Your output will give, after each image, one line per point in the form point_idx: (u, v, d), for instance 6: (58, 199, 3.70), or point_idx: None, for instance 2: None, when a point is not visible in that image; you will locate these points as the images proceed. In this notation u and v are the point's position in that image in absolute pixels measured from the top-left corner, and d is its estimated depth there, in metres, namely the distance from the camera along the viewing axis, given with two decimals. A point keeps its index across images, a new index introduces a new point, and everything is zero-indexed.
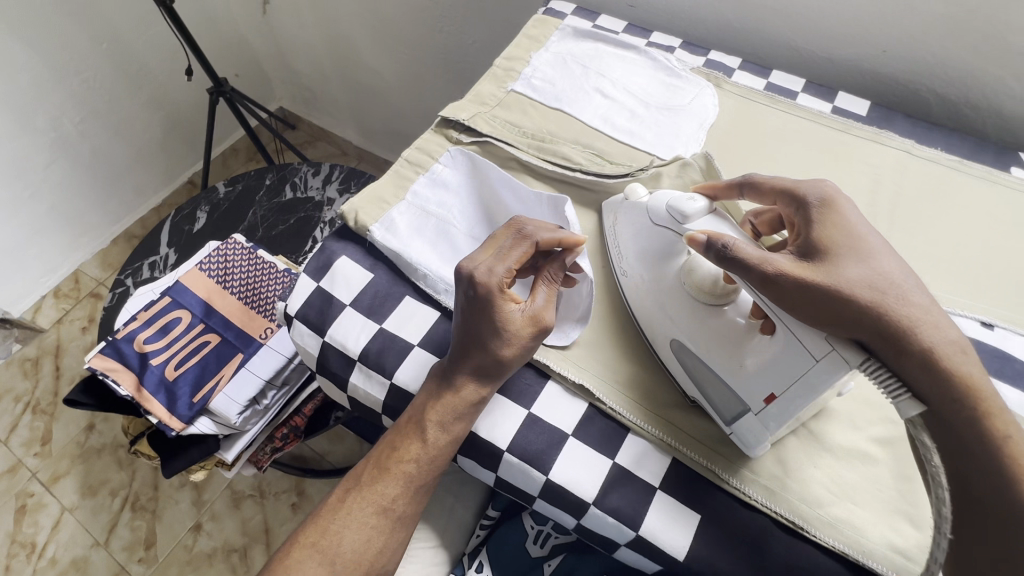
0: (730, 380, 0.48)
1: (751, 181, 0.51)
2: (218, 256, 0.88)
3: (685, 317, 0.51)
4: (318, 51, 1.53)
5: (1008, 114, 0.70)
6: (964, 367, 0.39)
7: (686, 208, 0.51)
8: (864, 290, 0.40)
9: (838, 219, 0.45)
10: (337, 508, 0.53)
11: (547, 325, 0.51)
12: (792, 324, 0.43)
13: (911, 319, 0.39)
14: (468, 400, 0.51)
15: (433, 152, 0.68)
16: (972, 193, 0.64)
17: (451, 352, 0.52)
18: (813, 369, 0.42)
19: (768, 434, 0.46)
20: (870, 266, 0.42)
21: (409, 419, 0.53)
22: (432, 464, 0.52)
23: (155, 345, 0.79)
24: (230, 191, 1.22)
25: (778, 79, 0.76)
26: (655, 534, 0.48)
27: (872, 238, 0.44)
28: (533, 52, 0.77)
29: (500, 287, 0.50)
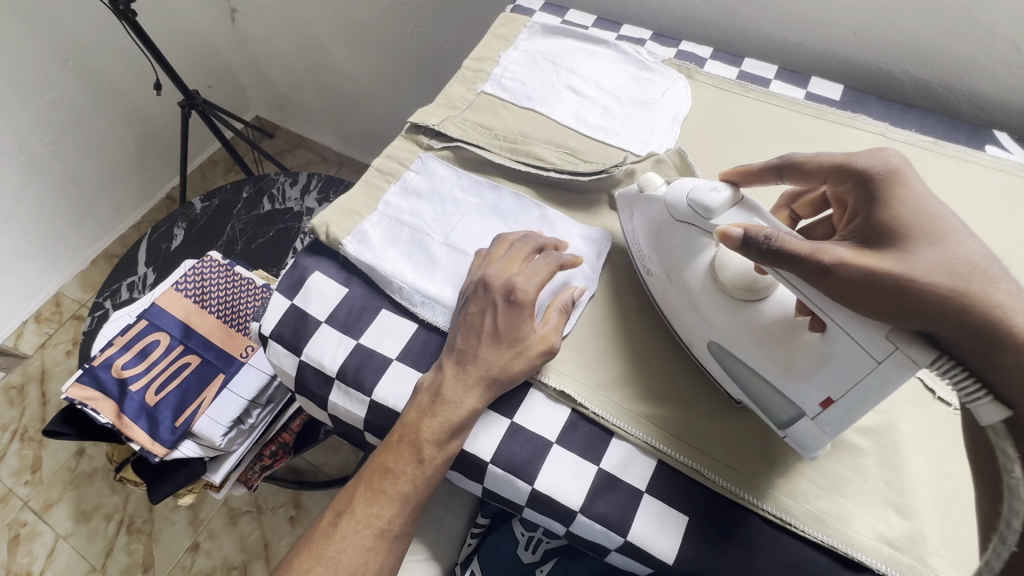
0: (783, 385, 0.45)
1: (795, 163, 0.51)
2: (194, 275, 0.86)
3: (725, 316, 0.49)
4: (290, 58, 1.50)
5: (980, 91, 0.69)
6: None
7: (710, 200, 0.49)
8: (938, 276, 0.38)
9: (903, 201, 0.43)
10: (331, 532, 0.52)
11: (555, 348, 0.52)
12: (847, 323, 0.41)
13: (1002, 305, 0.36)
14: (465, 411, 0.50)
15: (404, 160, 0.67)
16: (948, 173, 0.64)
17: (459, 359, 0.52)
18: (874, 372, 0.40)
19: (828, 438, 0.45)
20: (945, 250, 0.39)
21: (401, 439, 0.51)
22: (428, 482, 0.51)
23: (134, 370, 0.78)
24: (207, 205, 1.21)
25: (751, 67, 0.75)
26: (643, 538, 0.48)
27: (944, 215, 0.41)
28: (502, 51, 0.76)
29: (531, 299, 0.52)
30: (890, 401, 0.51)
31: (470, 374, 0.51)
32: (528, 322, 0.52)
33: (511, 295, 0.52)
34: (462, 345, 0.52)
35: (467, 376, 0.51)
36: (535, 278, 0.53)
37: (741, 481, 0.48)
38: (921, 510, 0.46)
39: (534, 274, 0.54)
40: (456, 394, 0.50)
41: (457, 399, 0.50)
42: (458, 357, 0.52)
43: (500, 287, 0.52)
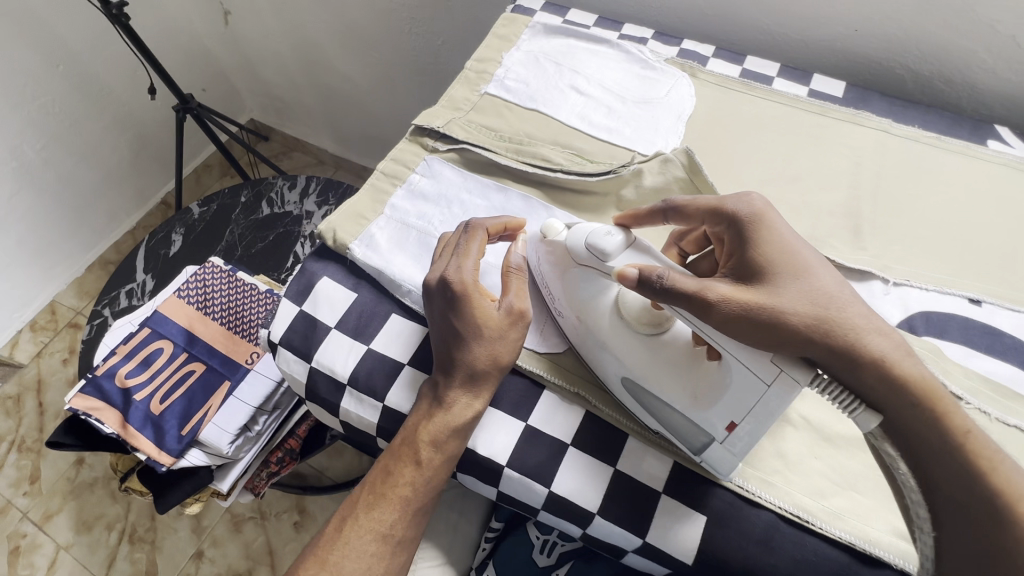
0: (690, 412, 0.46)
1: (676, 205, 0.50)
2: (196, 281, 0.85)
3: (633, 353, 0.49)
4: (285, 59, 1.49)
5: (982, 85, 0.70)
6: (908, 371, 0.38)
7: (605, 244, 0.49)
8: (801, 306, 0.40)
9: (768, 237, 0.44)
10: (334, 538, 0.50)
11: (529, 313, 0.52)
12: (737, 350, 0.42)
13: (856, 330, 0.39)
14: (469, 412, 0.50)
15: (409, 163, 0.66)
16: (953, 168, 0.64)
17: (439, 368, 0.51)
18: (765, 396, 0.41)
19: (738, 460, 0.45)
20: (807, 284, 0.42)
21: (402, 442, 0.50)
22: (429, 485, 0.50)
23: (138, 379, 0.77)
24: (205, 210, 1.19)
25: (753, 65, 0.75)
26: (661, 538, 0.48)
27: (803, 251, 0.44)
28: (504, 52, 0.76)
29: (473, 281, 0.50)
30: None
31: (452, 378, 0.50)
32: (487, 305, 0.51)
33: (455, 292, 0.50)
34: (442, 356, 0.51)
35: (457, 382, 0.50)
36: (472, 265, 0.51)
37: (757, 479, 0.48)
38: None
39: (466, 255, 0.52)
40: (449, 399, 0.50)
41: (451, 405, 0.49)
42: (441, 366, 0.51)
43: (441, 291, 0.50)
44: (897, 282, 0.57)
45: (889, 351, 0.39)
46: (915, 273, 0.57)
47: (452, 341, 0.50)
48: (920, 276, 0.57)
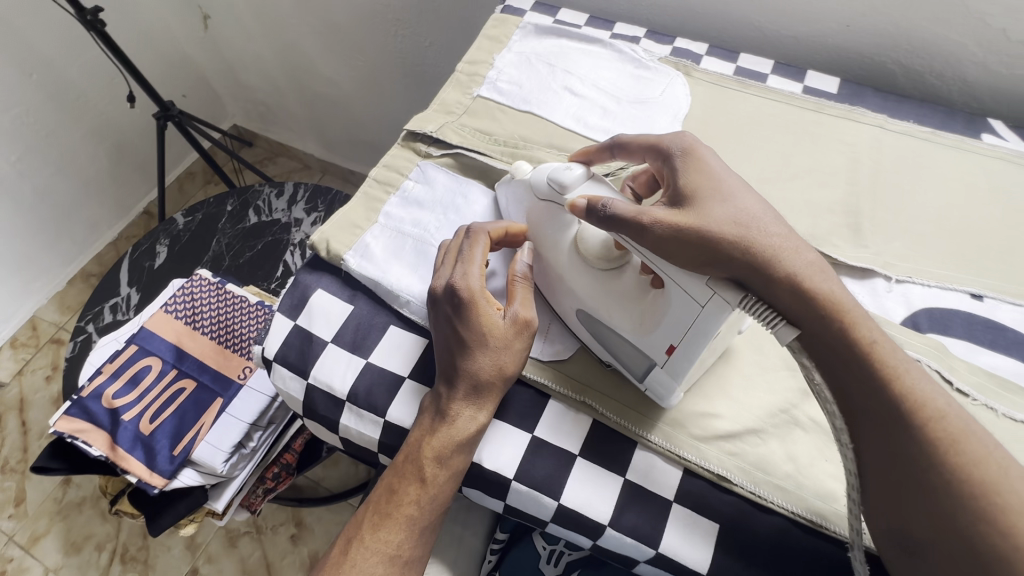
0: (635, 338, 0.48)
1: (619, 140, 0.53)
2: (183, 295, 0.83)
3: (583, 283, 0.51)
4: (268, 64, 1.46)
5: (973, 79, 0.70)
6: (825, 287, 0.39)
7: (565, 177, 0.50)
8: (723, 220, 0.41)
9: (699, 164, 0.45)
10: (340, 561, 0.48)
11: (534, 323, 0.50)
12: (672, 272, 0.43)
13: (775, 248, 0.40)
14: (473, 427, 0.48)
15: (402, 169, 0.65)
16: (949, 162, 0.64)
17: (440, 377, 0.50)
18: (700, 316, 0.43)
19: (677, 384, 0.47)
20: (733, 205, 0.42)
21: (405, 459, 0.49)
22: (435, 502, 0.49)
23: (126, 399, 0.74)
24: (189, 220, 1.16)
25: (746, 62, 0.75)
26: (674, 548, 0.47)
27: (731, 178, 0.44)
28: (494, 53, 0.74)
29: (480, 290, 0.49)
30: None
31: (453, 386, 0.49)
32: (491, 313, 0.49)
33: (460, 299, 0.49)
34: (444, 364, 0.50)
35: (459, 393, 0.48)
36: (477, 272, 0.50)
37: (769, 484, 0.47)
38: None
39: (472, 262, 0.51)
40: (452, 411, 0.48)
41: (453, 417, 0.48)
42: (443, 373, 0.50)
43: (445, 296, 0.50)
44: (899, 279, 0.57)
45: (805, 269, 0.39)
46: (915, 269, 0.57)
47: (454, 348, 0.49)
48: (922, 273, 0.57)
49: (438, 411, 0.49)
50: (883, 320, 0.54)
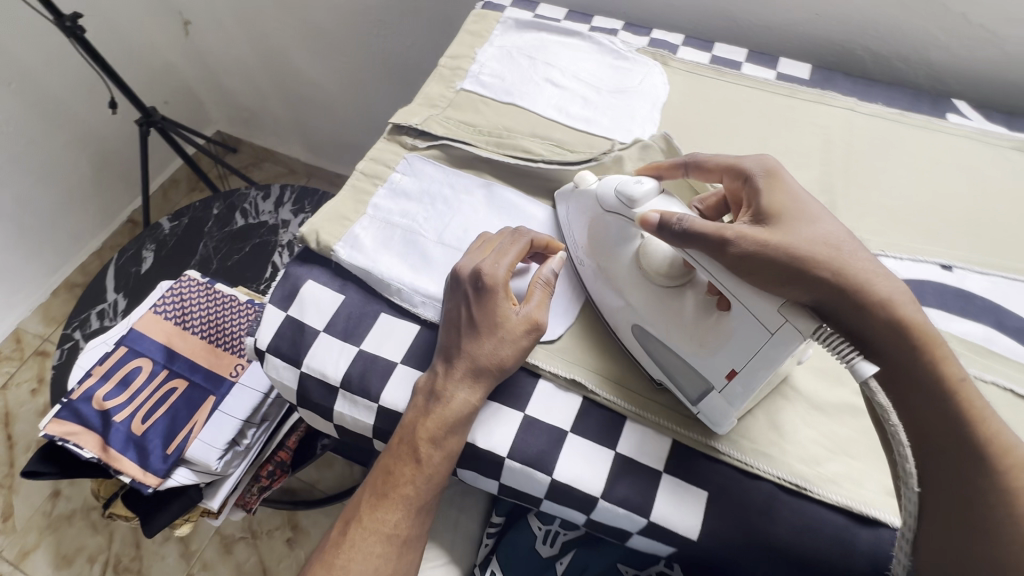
0: (695, 360, 0.48)
1: (697, 160, 0.54)
2: (173, 296, 0.83)
3: (644, 300, 0.51)
4: (251, 69, 1.46)
5: (937, 62, 0.73)
6: (909, 315, 0.42)
7: (634, 190, 0.51)
8: (808, 243, 0.43)
9: (780, 192, 0.48)
10: (340, 542, 0.50)
11: (543, 326, 0.52)
12: (744, 298, 0.44)
13: (866, 272, 0.43)
14: (467, 411, 0.49)
15: (389, 162, 0.66)
16: (918, 142, 0.67)
17: (442, 358, 0.51)
18: (767, 344, 0.43)
19: (734, 411, 0.47)
20: (819, 228, 0.45)
21: (400, 441, 0.50)
22: (430, 484, 0.50)
23: (117, 400, 0.74)
24: (175, 225, 1.16)
25: (721, 52, 0.77)
26: (665, 517, 0.48)
27: (814, 205, 0.47)
28: (476, 48, 0.76)
29: (502, 282, 0.51)
30: None
31: (455, 367, 0.50)
32: (507, 306, 0.51)
33: (481, 284, 0.51)
34: (450, 346, 0.51)
35: (457, 374, 0.50)
36: (505, 264, 0.52)
37: (754, 451, 0.49)
38: None
39: (503, 256, 0.53)
40: (449, 392, 0.49)
41: (450, 398, 0.49)
42: (448, 353, 0.51)
43: (468, 278, 0.52)
44: (873, 253, 0.59)
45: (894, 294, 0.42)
46: (886, 243, 0.60)
47: (463, 330, 0.51)
48: (893, 246, 0.59)
49: (435, 389, 0.50)
50: None
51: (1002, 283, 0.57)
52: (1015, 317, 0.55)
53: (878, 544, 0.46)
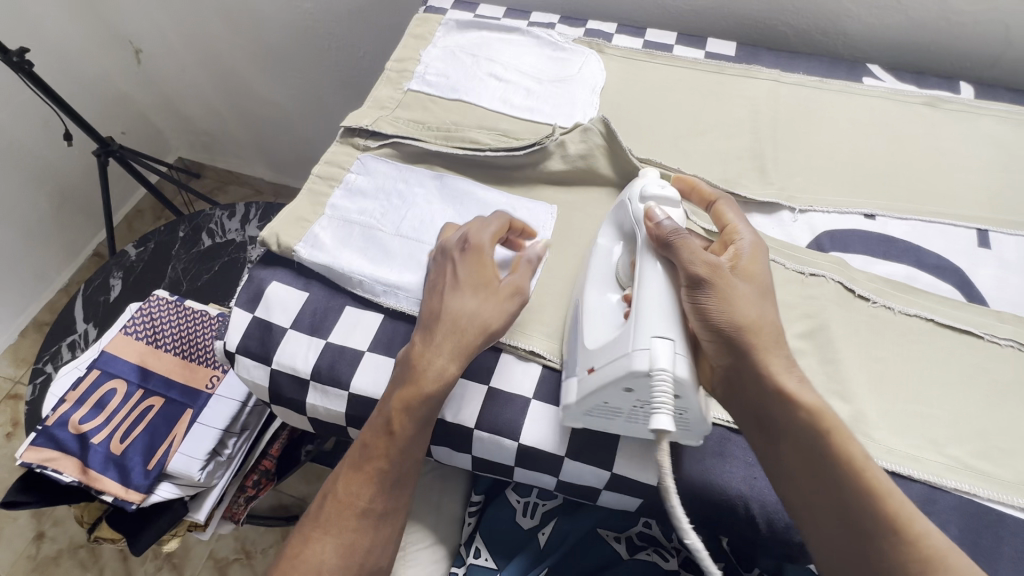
0: (580, 348, 0.49)
1: (723, 204, 0.52)
2: (143, 316, 0.83)
3: (591, 288, 0.52)
4: (207, 94, 1.47)
5: (851, 32, 0.79)
6: (814, 401, 0.44)
7: (650, 189, 0.51)
8: (750, 314, 0.45)
9: (760, 265, 0.48)
10: (318, 515, 0.52)
11: (526, 295, 0.53)
12: (641, 320, 0.44)
13: (780, 361, 0.45)
14: (450, 372, 0.50)
15: (343, 163, 0.68)
16: (838, 105, 0.72)
17: (423, 321, 0.52)
18: (626, 359, 0.44)
19: (575, 402, 0.48)
20: (759, 309, 0.46)
21: (377, 415, 0.51)
22: (404, 458, 0.51)
23: (93, 423, 0.75)
24: (142, 251, 1.16)
25: (653, 36, 0.81)
26: (626, 467, 0.51)
27: (765, 288, 0.48)
28: (421, 50, 0.79)
29: (489, 249, 0.54)
30: (819, 305, 0.56)
31: (438, 329, 0.51)
32: (492, 273, 0.53)
33: (468, 250, 0.53)
34: (433, 307, 0.52)
35: (439, 335, 0.51)
36: (492, 233, 0.54)
37: None
38: (859, 392, 0.52)
39: (490, 227, 0.55)
40: (429, 354, 0.50)
41: (430, 359, 0.50)
42: (431, 314, 0.52)
43: (455, 242, 0.55)
44: (801, 209, 0.63)
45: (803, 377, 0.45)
46: (814, 198, 0.64)
47: (447, 291, 0.52)
48: (820, 201, 0.64)
49: (415, 353, 0.51)
50: (790, 245, 0.60)
51: (919, 226, 0.62)
52: (932, 255, 0.60)
53: None
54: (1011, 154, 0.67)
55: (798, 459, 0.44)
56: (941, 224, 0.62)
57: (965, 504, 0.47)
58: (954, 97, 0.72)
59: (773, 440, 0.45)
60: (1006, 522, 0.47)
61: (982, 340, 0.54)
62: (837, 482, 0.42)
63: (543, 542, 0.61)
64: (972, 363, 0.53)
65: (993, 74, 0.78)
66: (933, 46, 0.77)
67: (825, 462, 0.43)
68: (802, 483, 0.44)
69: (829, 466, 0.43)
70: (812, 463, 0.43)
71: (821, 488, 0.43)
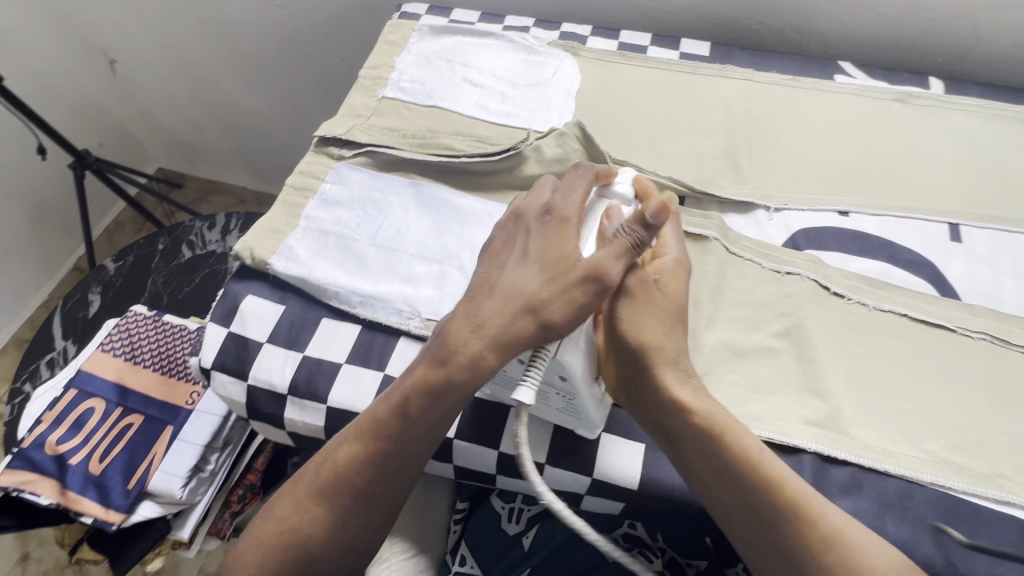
0: None
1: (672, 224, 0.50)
2: (120, 332, 0.82)
3: None
4: (185, 103, 1.45)
5: (823, 30, 0.79)
6: (714, 412, 0.46)
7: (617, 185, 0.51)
8: (652, 333, 0.46)
9: (678, 286, 0.48)
10: (311, 481, 0.47)
11: (609, 279, 0.43)
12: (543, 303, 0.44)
13: (678, 373, 0.47)
14: (488, 360, 0.42)
15: (318, 173, 0.68)
16: (812, 103, 0.72)
17: (469, 294, 0.45)
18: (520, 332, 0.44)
19: None
20: (663, 329, 0.47)
21: (395, 389, 0.45)
22: (417, 442, 0.45)
23: (71, 443, 0.74)
24: (121, 265, 1.15)
25: (628, 38, 0.82)
26: (607, 471, 0.51)
27: (679, 309, 0.48)
28: (395, 56, 0.78)
29: (566, 220, 0.46)
30: (795, 303, 0.57)
31: (489, 304, 0.43)
32: (572, 246, 0.45)
33: (548, 215, 0.46)
34: (488, 282, 0.45)
35: (485, 314, 0.43)
36: (577, 196, 0.47)
37: None
38: (835, 389, 0.52)
39: (571, 193, 0.47)
40: (466, 332, 0.43)
41: (469, 341, 0.43)
42: (482, 285, 0.45)
43: (535, 208, 0.47)
44: (776, 207, 0.64)
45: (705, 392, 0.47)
46: (789, 196, 0.64)
47: (512, 260, 0.45)
48: (794, 199, 0.64)
49: (452, 326, 0.44)
50: (766, 244, 0.61)
51: (892, 222, 0.63)
52: (906, 251, 0.61)
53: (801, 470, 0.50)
54: (982, 148, 0.68)
55: (703, 467, 0.45)
56: (913, 220, 0.63)
57: (941, 498, 0.48)
58: (925, 93, 0.72)
59: (676, 447, 0.47)
60: (983, 515, 0.47)
61: (955, 334, 0.55)
62: (741, 482, 0.44)
63: (528, 545, 0.61)
64: (945, 357, 0.54)
65: (963, 68, 0.79)
66: (904, 42, 0.77)
67: (730, 471, 0.44)
68: (712, 486, 0.45)
69: (731, 470, 0.44)
70: (716, 466, 0.45)
71: (728, 489, 0.44)
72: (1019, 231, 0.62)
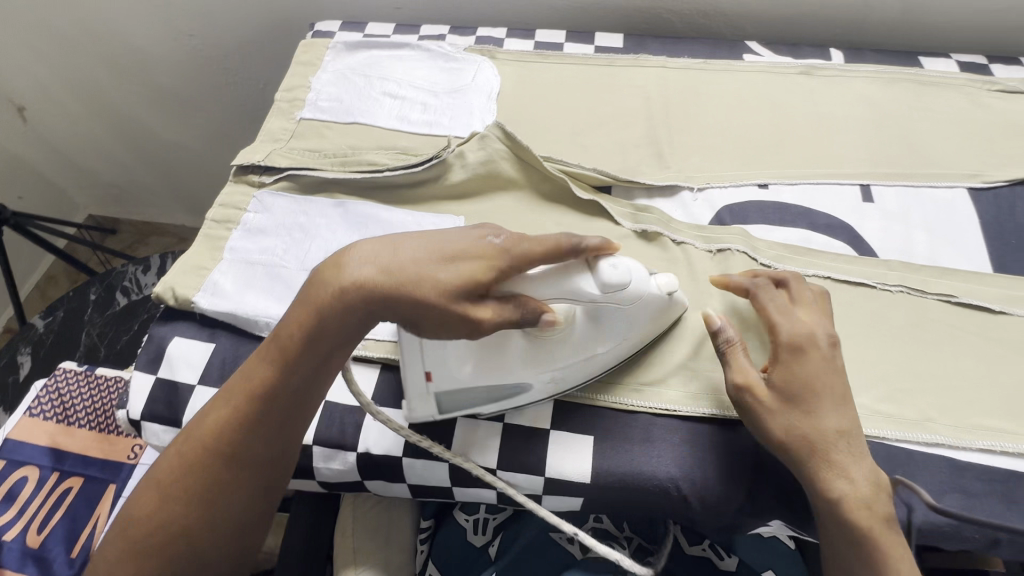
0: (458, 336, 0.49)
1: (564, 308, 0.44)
2: (47, 393, 0.77)
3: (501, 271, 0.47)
4: (111, 145, 1.38)
5: (730, 14, 0.82)
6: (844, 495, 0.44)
7: (611, 275, 0.45)
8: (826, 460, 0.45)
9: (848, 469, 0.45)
10: (179, 458, 0.45)
11: (469, 322, 0.41)
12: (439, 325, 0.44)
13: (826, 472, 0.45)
14: (354, 313, 0.41)
15: (239, 203, 0.65)
16: (726, 83, 0.74)
17: (376, 244, 0.42)
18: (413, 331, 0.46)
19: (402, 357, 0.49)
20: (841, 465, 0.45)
21: (273, 341, 0.44)
22: (288, 399, 0.44)
23: (3, 518, 0.69)
24: (49, 321, 1.08)
25: (544, 37, 0.83)
26: (558, 470, 0.51)
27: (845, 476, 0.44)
28: (310, 76, 0.77)
29: (502, 253, 0.41)
30: None
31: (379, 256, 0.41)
32: (491, 274, 0.41)
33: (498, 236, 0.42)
34: (400, 241, 0.42)
35: (376, 269, 0.40)
36: (540, 251, 0.42)
37: (626, 390, 0.53)
38: None
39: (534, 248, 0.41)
40: (349, 268, 0.41)
41: (346, 289, 0.40)
42: (393, 243, 0.42)
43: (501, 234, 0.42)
44: (699, 187, 0.66)
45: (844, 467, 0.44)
46: (712, 176, 0.66)
47: (435, 238, 0.42)
48: (715, 178, 0.66)
49: (338, 263, 0.42)
50: (692, 224, 0.62)
51: (809, 189, 0.65)
52: (823, 216, 0.63)
53: (745, 442, 0.51)
54: (883, 111, 0.71)
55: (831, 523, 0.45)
56: (828, 185, 0.65)
57: (876, 448, 0.49)
58: (827, 64, 0.76)
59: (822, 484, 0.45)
60: (916, 459, 0.49)
61: (875, 290, 0.57)
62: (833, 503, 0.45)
63: (494, 554, 0.60)
64: (869, 312, 0.56)
65: (861, 38, 0.83)
66: (805, 16, 0.81)
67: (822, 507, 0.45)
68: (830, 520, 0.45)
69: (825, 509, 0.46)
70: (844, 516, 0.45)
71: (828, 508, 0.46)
72: (924, 185, 0.65)
